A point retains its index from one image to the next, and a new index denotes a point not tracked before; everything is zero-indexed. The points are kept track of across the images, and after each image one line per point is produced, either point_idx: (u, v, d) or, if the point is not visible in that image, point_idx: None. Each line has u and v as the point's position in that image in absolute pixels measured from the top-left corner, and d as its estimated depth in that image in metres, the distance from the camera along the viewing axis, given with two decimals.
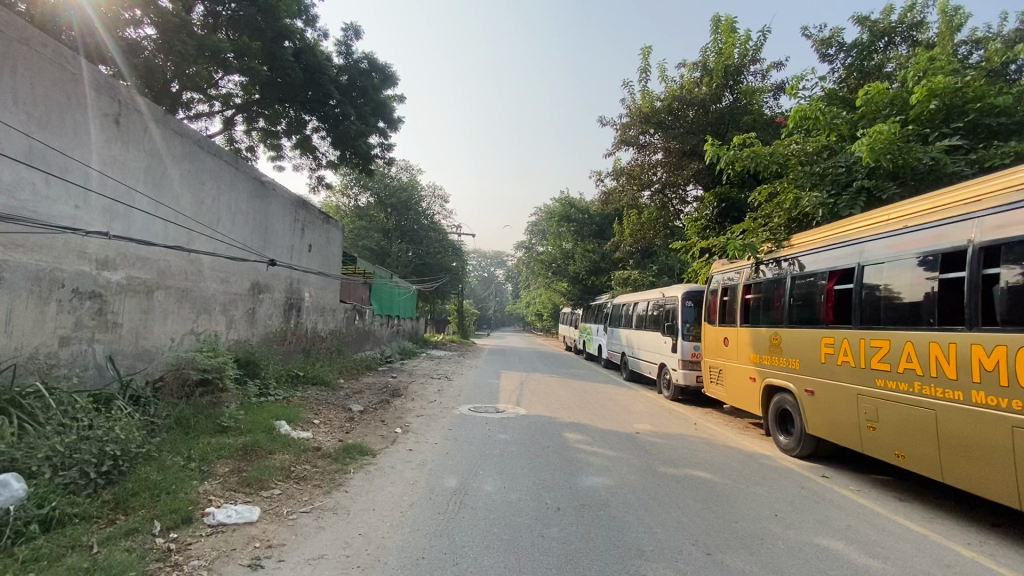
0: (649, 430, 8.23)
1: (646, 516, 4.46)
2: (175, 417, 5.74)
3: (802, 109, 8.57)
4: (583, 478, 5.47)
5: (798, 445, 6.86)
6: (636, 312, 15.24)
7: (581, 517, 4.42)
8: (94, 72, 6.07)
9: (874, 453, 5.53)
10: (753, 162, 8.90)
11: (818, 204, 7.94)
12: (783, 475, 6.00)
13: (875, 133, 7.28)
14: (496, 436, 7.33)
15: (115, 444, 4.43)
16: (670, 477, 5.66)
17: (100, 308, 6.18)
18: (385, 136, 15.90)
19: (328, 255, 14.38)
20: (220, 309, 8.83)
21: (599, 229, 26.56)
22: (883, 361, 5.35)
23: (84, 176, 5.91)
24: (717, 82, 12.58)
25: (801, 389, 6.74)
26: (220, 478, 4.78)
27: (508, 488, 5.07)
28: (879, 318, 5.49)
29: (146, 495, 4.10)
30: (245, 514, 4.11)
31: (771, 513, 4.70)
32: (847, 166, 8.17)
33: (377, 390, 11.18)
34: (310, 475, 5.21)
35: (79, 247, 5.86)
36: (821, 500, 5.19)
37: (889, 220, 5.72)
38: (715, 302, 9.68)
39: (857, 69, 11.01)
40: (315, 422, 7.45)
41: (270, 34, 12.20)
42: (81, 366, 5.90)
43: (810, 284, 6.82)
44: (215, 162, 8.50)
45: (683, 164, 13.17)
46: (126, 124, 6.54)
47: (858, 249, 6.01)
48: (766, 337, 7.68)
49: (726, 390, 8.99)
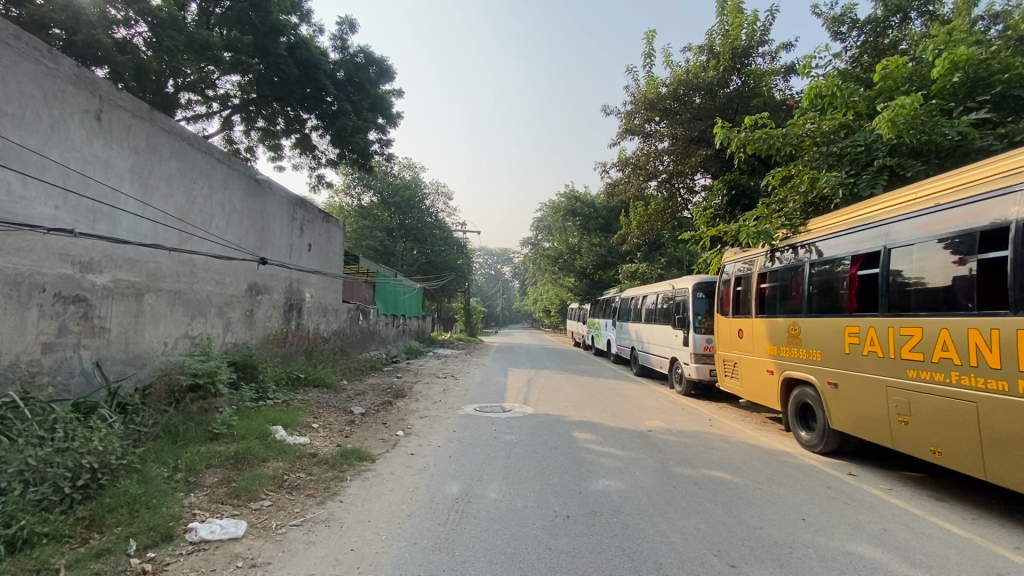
0: (663, 428, 7.86)
1: (662, 523, 4.14)
2: (163, 425, 5.47)
3: (817, 87, 8.17)
4: (593, 482, 5.13)
5: (821, 441, 6.50)
6: (645, 305, 14.88)
7: (592, 526, 4.08)
8: (72, 67, 5.79)
9: (906, 450, 5.16)
10: (765, 144, 8.51)
11: (836, 184, 7.52)
12: (808, 474, 5.64)
13: (897, 106, 6.85)
14: (502, 438, 7.00)
15: (93, 455, 4.17)
16: (687, 479, 5.33)
17: (86, 312, 5.93)
18: (384, 132, 15.56)
19: (329, 254, 14.10)
20: (216, 312, 8.58)
21: (605, 222, 26.20)
22: (915, 350, 4.97)
23: (62, 176, 5.62)
24: (723, 65, 12.18)
25: (823, 381, 6.36)
26: (208, 490, 4.50)
27: (513, 495, 4.74)
28: (910, 305, 5.09)
29: (124, 511, 3.82)
30: (229, 529, 3.82)
31: (798, 518, 4.35)
32: (866, 144, 7.73)
33: (381, 391, 10.90)
34: (304, 484, 4.92)
35: (61, 249, 5.60)
36: (850, 501, 4.82)
37: (916, 198, 5.32)
38: (728, 292, 9.29)
39: (871, 46, 10.55)
40: (314, 426, 7.20)
41: (263, 29, 12.00)
42: (67, 373, 5.65)
43: (830, 271, 6.44)
44: (206, 160, 8.23)
45: (691, 152, 12.76)
46: (109, 120, 6.26)
47: (884, 231, 5.61)
48: (784, 327, 7.30)
49: (741, 384, 8.61)
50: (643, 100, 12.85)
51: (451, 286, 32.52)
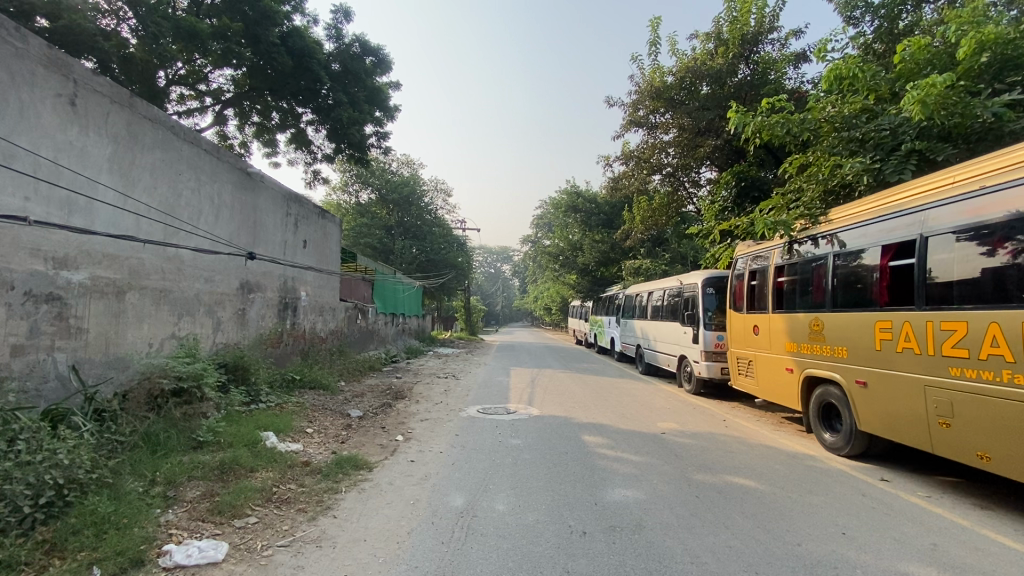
0: (676, 430, 7.43)
1: (688, 539, 3.76)
2: (142, 433, 5.05)
3: (837, 68, 7.75)
4: (608, 492, 4.73)
5: (847, 444, 6.12)
6: (651, 302, 14.49)
7: (612, 545, 3.68)
8: (42, 47, 5.36)
9: (948, 454, 4.77)
10: (783, 129, 8.15)
11: (860, 171, 7.16)
12: (839, 480, 5.24)
13: (927, 85, 6.44)
14: (508, 442, 6.61)
15: (58, 469, 3.76)
16: (709, 487, 4.94)
17: (60, 312, 5.51)
18: (380, 125, 15.10)
19: (325, 252, 13.68)
20: (206, 311, 8.17)
21: (607, 218, 25.45)
22: (958, 347, 4.58)
23: (32, 164, 5.20)
24: (732, 52, 11.70)
25: (849, 380, 5.97)
26: (188, 506, 4.10)
27: (523, 508, 4.34)
28: (952, 297, 4.71)
29: (90, 533, 3.43)
30: (209, 553, 3.42)
31: (838, 532, 3.94)
32: (891, 127, 7.31)
33: (380, 393, 10.50)
34: (294, 497, 4.50)
35: (32, 243, 5.18)
36: (890, 511, 4.43)
37: (958, 181, 4.88)
38: (741, 287, 8.89)
39: (886, 32, 10.09)
40: (308, 431, 6.80)
41: (253, 17, 11.51)
42: (39, 377, 5.24)
43: (856, 262, 6.04)
44: (193, 150, 7.79)
45: (697, 143, 12.33)
46: (85, 106, 5.83)
47: (920, 218, 5.18)
48: (805, 323, 6.89)
49: (757, 383, 8.21)
50: (649, 89, 12.43)
51: (451, 285, 32.06)
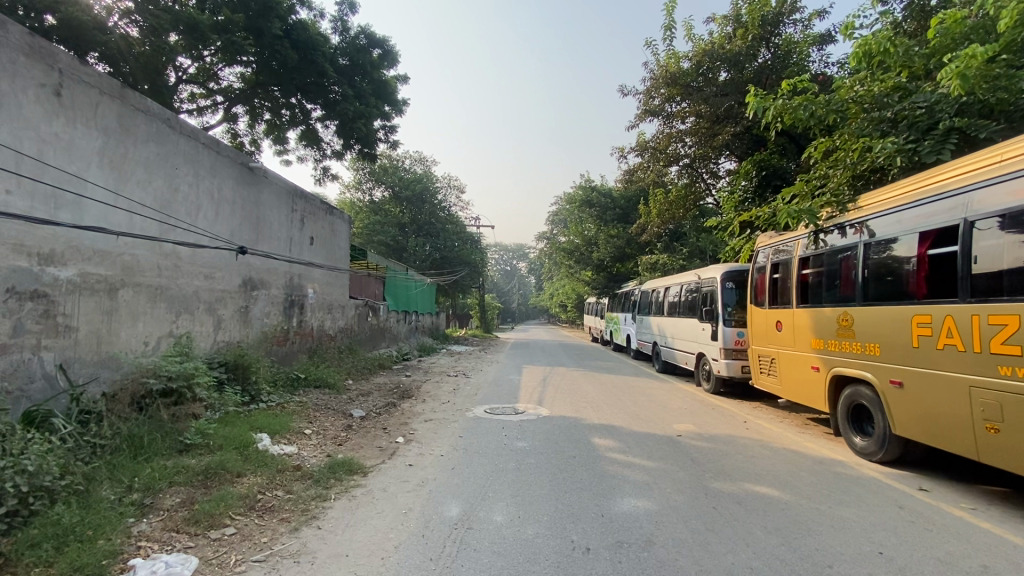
0: (693, 433, 7.01)
1: (703, 558, 3.38)
2: (127, 435, 4.85)
3: (866, 43, 7.22)
4: (616, 503, 4.35)
5: (881, 450, 5.62)
6: (668, 298, 14.01)
7: (617, 564, 3.30)
8: (23, 36, 5.14)
9: (998, 464, 4.28)
10: (807, 111, 7.65)
11: (892, 152, 6.67)
12: (872, 490, 4.79)
13: (968, 57, 5.92)
14: (513, 445, 6.28)
15: (24, 476, 3.50)
16: (726, 496, 4.53)
17: (47, 309, 5.33)
18: (389, 119, 14.83)
19: (334, 249, 13.50)
20: (205, 308, 7.99)
21: (623, 213, 24.88)
22: (1009, 343, 4.09)
23: (14, 160, 5.01)
24: (752, 34, 11.14)
25: (883, 380, 5.48)
26: (164, 515, 3.86)
27: (523, 520, 4.00)
28: (1002, 288, 4.21)
29: (50, 546, 3.17)
30: (174, 570, 3.15)
31: (875, 552, 3.51)
32: (928, 106, 6.79)
33: (386, 392, 10.25)
34: (279, 505, 4.22)
35: (14, 239, 4.99)
36: (932, 526, 3.97)
37: (1007, 158, 4.35)
38: (762, 281, 8.39)
39: (918, 8, 9.43)
40: (306, 432, 6.56)
41: (255, 8, 11.29)
42: (24, 377, 5.07)
43: (887, 252, 5.57)
44: (191, 143, 7.59)
45: (716, 132, 11.80)
46: (71, 97, 5.63)
47: (962, 201, 4.67)
48: (832, 319, 6.40)
49: (781, 383, 7.71)
50: (664, 76, 11.92)
51: (465, 282, 31.78)
